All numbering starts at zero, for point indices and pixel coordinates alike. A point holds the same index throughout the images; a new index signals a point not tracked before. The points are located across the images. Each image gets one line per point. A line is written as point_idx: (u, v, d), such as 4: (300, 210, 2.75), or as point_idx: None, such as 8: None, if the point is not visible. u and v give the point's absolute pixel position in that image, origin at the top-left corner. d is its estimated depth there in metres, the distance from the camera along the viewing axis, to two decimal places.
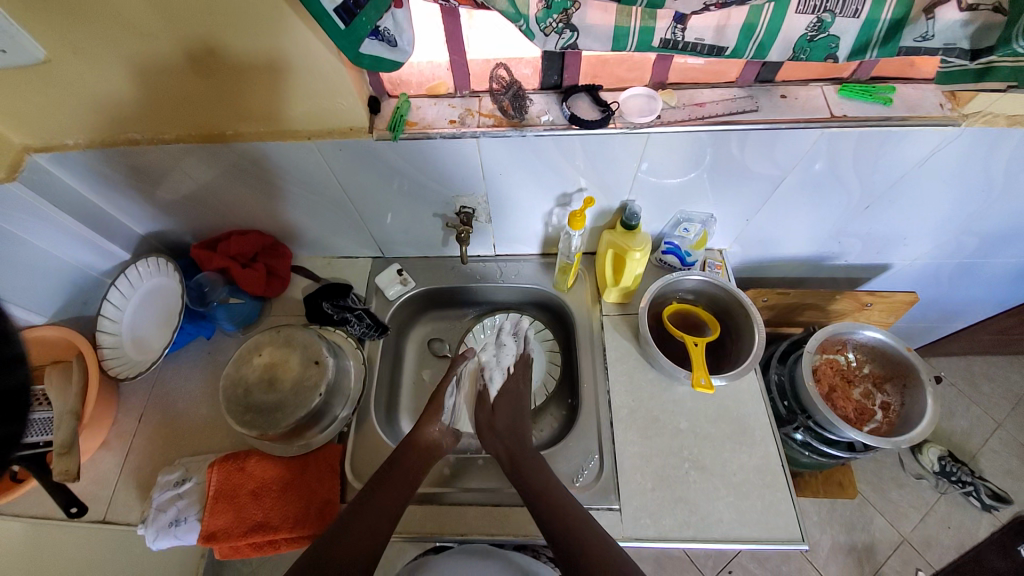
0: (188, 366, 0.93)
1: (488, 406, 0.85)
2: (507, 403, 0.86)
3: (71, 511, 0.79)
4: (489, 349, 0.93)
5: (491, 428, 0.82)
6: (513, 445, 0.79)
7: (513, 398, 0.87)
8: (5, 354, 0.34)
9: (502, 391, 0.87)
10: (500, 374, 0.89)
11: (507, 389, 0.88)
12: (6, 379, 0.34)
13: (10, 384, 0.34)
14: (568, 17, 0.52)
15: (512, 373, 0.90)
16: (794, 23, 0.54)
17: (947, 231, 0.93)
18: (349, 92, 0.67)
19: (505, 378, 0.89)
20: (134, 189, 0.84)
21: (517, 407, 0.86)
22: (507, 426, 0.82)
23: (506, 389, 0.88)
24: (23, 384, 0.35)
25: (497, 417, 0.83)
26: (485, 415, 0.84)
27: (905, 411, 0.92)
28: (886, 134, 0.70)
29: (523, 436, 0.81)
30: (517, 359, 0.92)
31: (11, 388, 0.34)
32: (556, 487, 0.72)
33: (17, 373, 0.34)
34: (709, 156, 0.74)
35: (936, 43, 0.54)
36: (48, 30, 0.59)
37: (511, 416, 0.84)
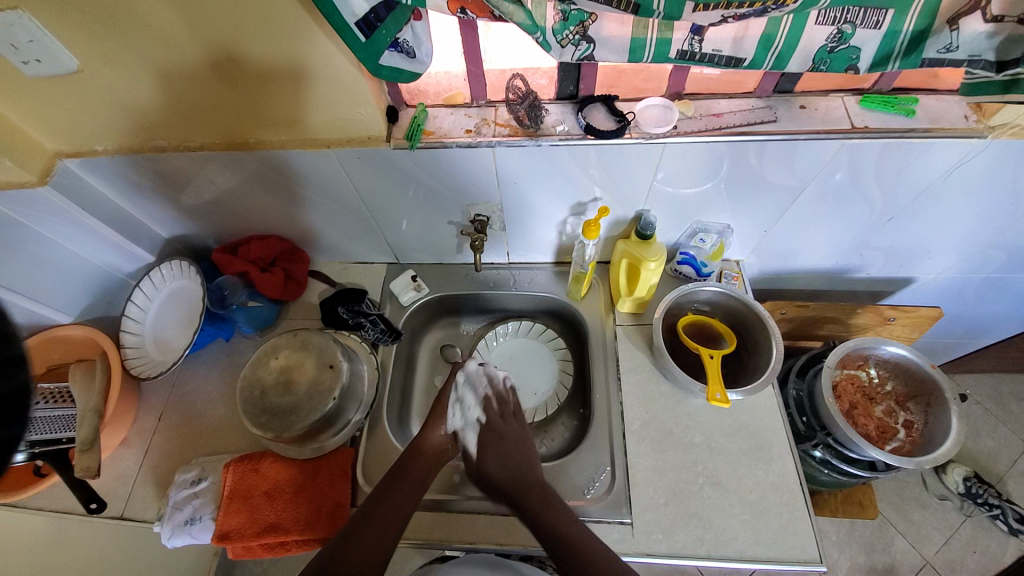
0: (207, 367, 0.96)
1: (475, 463, 0.77)
2: (489, 450, 0.77)
3: (91, 507, 0.80)
4: (458, 405, 0.82)
5: (485, 477, 0.75)
6: (508, 489, 0.73)
7: (495, 437, 0.79)
8: (5, 355, 0.37)
9: (482, 444, 0.78)
10: (474, 431, 0.79)
11: (490, 441, 0.78)
12: (6, 382, 0.36)
13: (11, 387, 0.37)
14: (584, 29, 0.52)
15: (488, 421, 0.80)
16: (813, 35, 0.53)
17: (974, 245, 0.90)
18: (367, 101, 0.69)
19: (481, 432, 0.79)
20: (160, 194, 0.87)
21: (503, 442, 0.78)
22: (500, 474, 0.74)
23: (484, 441, 0.78)
24: (23, 387, 0.37)
25: (486, 465, 0.76)
26: (473, 466, 0.77)
27: (929, 430, 0.89)
28: (910, 146, 0.68)
29: (522, 472, 0.74)
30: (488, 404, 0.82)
31: (12, 390, 0.37)
32: (561, 509, 0.70)
33: (17, 376, 0.37)
34: (725, 166, 0.73)
35: (960, 55, 0.53)
36: (83, 42, 0.62)
37: (498, 460, 0.76)
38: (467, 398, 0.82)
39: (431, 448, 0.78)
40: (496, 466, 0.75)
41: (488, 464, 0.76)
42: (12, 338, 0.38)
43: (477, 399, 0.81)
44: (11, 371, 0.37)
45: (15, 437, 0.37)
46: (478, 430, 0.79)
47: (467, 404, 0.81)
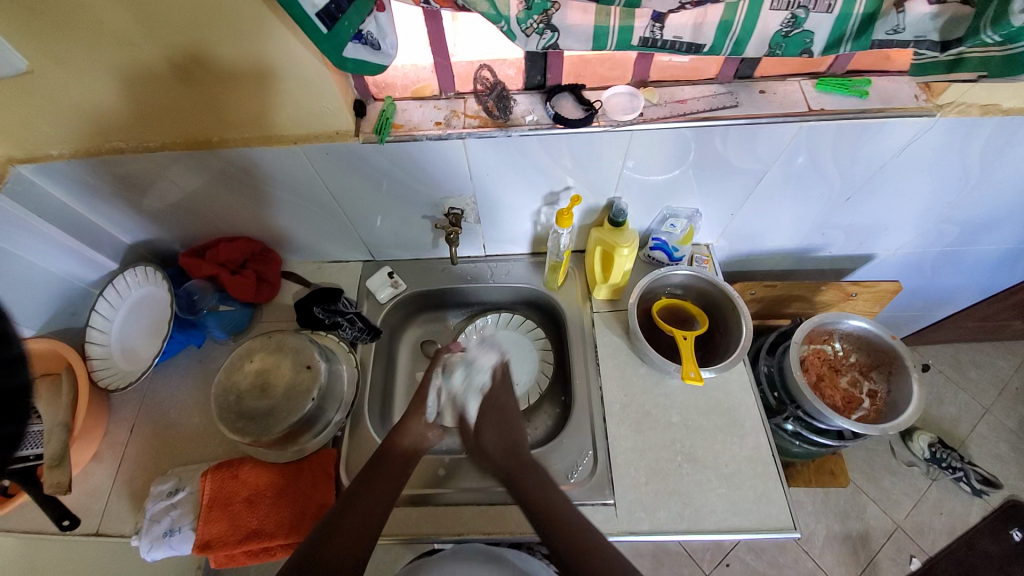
0: (179, 375, 0.93)
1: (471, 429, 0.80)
2: (492, 423, 0.79)
3: (64, 525, 0.77)
4: (459, 373, 0.85)
5: (482, 452, 0.76)
6: (502, 462, 0.74)
7: (496, 406, 0.82)
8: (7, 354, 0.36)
9: (482, 415, 0.81)
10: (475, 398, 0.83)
11: (488, 410, 0.81)
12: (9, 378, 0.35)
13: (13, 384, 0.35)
14: (548, 18, 0.53)
15: (489, 390, 0.84)
16: (768, 21, 0.55)
17: (927, 220, 0.95)
18: (334, 96, 0.68)
19: (483, 400, 0.83)
20: (120, 198, 0.84)
21: (506, 415, 0.81)
22: (495, 446, 0.76)
23: (485, 410, 0.81)
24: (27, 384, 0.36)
25: (484, 439, 0.77)
26: (470, 437, 0.79)
27: (892, 398, 0.94)
28: (864, 126, 0.71)
29: (516, 449, 0.76)
30: (494, 376, 0.85)
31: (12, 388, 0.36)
32: (543, 479, 0.70)
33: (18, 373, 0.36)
34: (690, 152, 0.75)
35: (907, 36, 0.56)
36: (29, 41, 0.59)
37: (495, 430, 0.78)
38: (463, 374, 0.85)
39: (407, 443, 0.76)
40: (489, 440, 0.77)
41: (484, 433, 0.78)
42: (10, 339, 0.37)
43: (481, 365, 0.86)
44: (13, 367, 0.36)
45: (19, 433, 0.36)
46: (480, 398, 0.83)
47: (474, 367, 0.85)
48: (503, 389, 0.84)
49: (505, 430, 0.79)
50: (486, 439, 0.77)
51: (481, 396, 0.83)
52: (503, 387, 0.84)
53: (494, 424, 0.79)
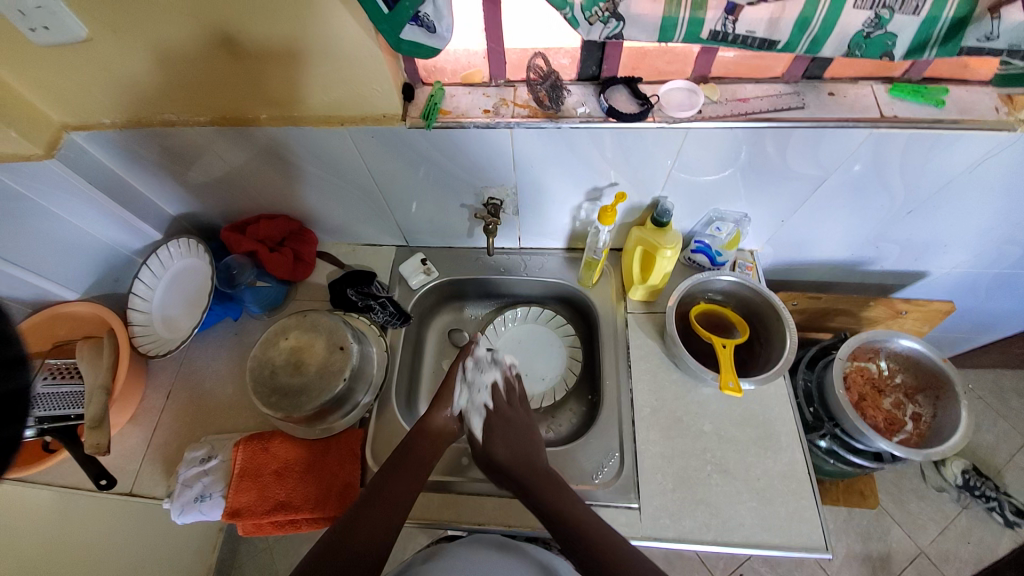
0: (215, 347, 0.95)
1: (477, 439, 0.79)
2: (501, 443, 0.77)
3: (102, 484, 0.81)
4: (462, 391, 0.83)
5: (495, 464, 0.75)
6: (520, 475, 0.73)
7: (502, 422, 0.80)
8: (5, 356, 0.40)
9: (488, 428, 0.79)
10: (479, 415, 0.81)
11: (494, 426, 0.79)
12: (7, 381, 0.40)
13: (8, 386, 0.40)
14: (614, 6, 0.50)
15: (494, 407, 0.82)
16: (851, 18, 0.51)
17: (991, 240, 0.89)
18: (384, 77, 0.67)
19: (487, 416, 0.81)
20: (167, 170, 0.86)
21: (511, 427, 0.79)
22: (509, 459, 0.75)
23: (491, 424, 0.79)
24: (22, 386, 0.40)
25: (494, 449, 0.76)
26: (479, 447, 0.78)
27: (938, 423, 0.89)
28: (937, 137, 0.67)
29: (531, 458, 0.75)
30: (495, 394, 0.83)
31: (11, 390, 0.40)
32: (562, 486, 0.71)
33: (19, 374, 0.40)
34: (745, 154, 0.72)
35: (1001, 44, 0.51)
36: (88, 9, 0.60)
37: (503, 442, 0.77)
38: (467, 386, 0.83)
39: (434, 430, 0.78)
40: (499, 452, 0.76)
41: (492, 442, 0.77)
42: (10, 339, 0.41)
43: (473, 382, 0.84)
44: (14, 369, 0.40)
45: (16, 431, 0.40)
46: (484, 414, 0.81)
47: (475, 386, 0.83)
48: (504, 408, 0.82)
49: (512, 446, 0.76)
50: (499, 451, 0.76)
51: (484, 412, 0.81)
52: (508, 401, 0.84)
53: (502, 442, 0.77)
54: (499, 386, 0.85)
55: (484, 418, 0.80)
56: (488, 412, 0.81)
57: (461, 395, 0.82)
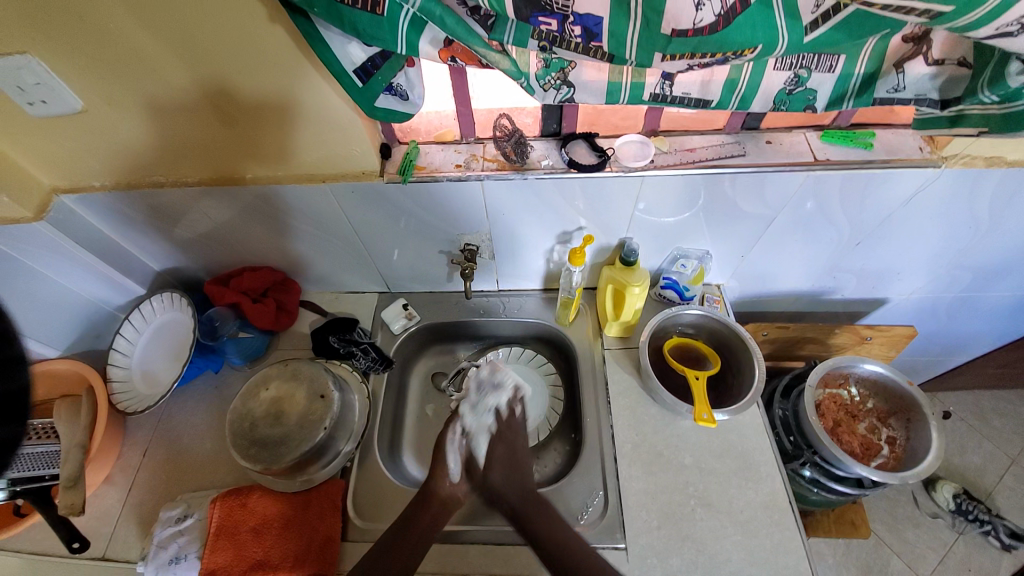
0: (196, 401, 0.95)
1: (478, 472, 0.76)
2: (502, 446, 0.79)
3: (73, 547, 0.78)
4: (469, 411, 0.80)
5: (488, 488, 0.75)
6: (515, 499, 0.74)
7: (506, 448, 0.79)
8: (6, 355, 0.44)
9: (492, 456, 0.78)
10: (484, 438, 0.78)
11: (497, 454, 0.78)
12: (9, 381, 0.43)
13: (11, 387, 0.43)
14: (564, 75, 0.57)
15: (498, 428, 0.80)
16: (772, 79, 0.58)
17: (940, 266, 0.95)
18: (362, 138, 0.72)
19: (492, 440, 0.79)
20: (154, 228, 0.89)
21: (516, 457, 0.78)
22: (510, 487, 0.75)
23: (495, 447, 0.78)
24: (23, 386, 0.44)
25: (491, 476, 0.76)
26: (478, 478, 0.76)
27: (911, 445, 0.91)
28: (869, 176, 0.73)
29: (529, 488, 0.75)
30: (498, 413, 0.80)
31: (14, 389, 0.44)
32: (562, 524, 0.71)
33: (17, 374, 0.44)
34: (701, 197, 0.78)
35: (909, 93, 0.59)
36: (88, 84, 0.65)
37: (505, 471, 0.77)
38: (471, 405, 0.80)
39: (440, 499, 0.75)
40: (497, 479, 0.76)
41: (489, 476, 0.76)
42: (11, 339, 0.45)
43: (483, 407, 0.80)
44: (13, 369, 0.44)
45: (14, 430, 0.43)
46: (489, 437, 0.79)
47: (478, 403, 0.80)
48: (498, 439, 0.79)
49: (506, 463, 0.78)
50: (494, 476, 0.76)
51: (489, 436, 0.79)
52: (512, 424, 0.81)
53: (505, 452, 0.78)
54: (500, 412, 0.81)
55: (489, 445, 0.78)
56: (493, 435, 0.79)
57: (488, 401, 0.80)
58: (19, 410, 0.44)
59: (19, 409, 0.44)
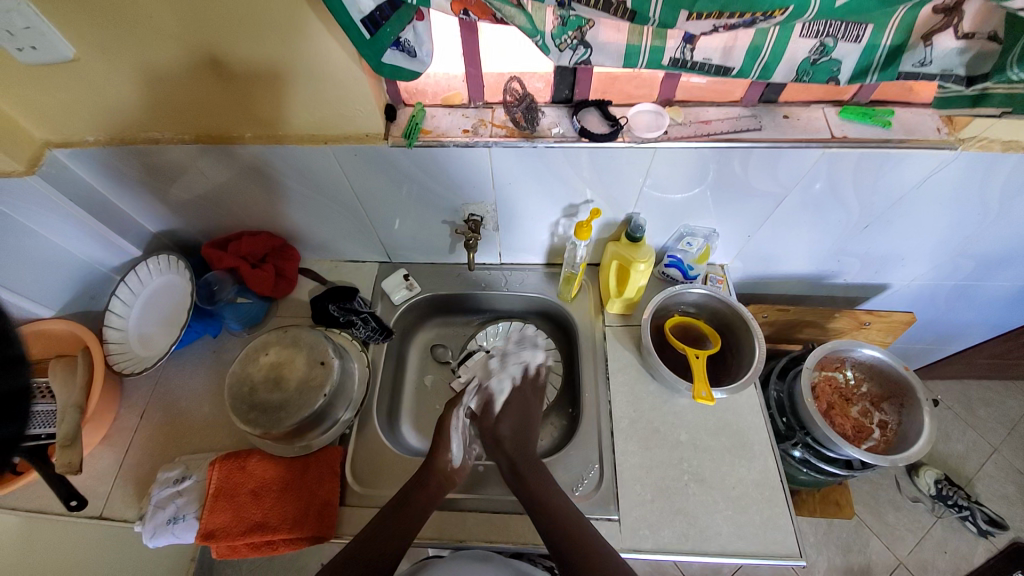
0: (193, 364, 0.94)
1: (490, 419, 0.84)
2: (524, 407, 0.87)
3: (72, 505, 0.78)
4: (501, 363, 0.91)
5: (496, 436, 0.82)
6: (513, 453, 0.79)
7: (521, 400, 0.87)
8: (6, 355, 0.37)
9: (507, 404, 0.87)
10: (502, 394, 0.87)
11: (513, 403, 0.87)
12: (10, 379, 0.37)
13: (14, 386, 0.38)
14: (581, 35, 0.54)
15: (522, 380, 0.89)
16: (797, 47, 0.56)
17: (945, 253, 0.95)
18: (367, 98, 0.70)
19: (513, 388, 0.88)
20: (149, 187, 0.86)
21: (524, 412, 0.86)
22: (510, 436, 0.82)
23: (514, 398, 0.87)
24: (23, 386, 0.38)
25: (501, 427, 0.83)
26: (490, 421, 0.84)
27: (903, 430, 0.92)
28: (885, 155, 0.72)
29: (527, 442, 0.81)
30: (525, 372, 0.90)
31: (13, 389, 0.38)
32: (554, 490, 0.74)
33: (19, 374, 0.38)
34: (712, 173, 0.76)
35: (934, 69, 0.57)
36: (79, 31, 0.61)
37: (512, 425, 0.84)
38: (500, 364, 0.91)
39: (433, 475, 0.76)
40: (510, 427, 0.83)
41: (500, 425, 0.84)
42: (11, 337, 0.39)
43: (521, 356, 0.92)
44: (13, 369, 0.38)
45: (17, 434, 0.39)
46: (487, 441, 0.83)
47: (508, 360, 0.92)
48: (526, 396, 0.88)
49: (519, 420, 0.84)
50: (501, 427, 0.83)
51: (511, 386, 0.89)
52: (531, 386, 0.90)
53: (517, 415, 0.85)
54: (528, 370, 0.91)
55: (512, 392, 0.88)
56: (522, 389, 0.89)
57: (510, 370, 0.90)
58: (19, 410, 0.38)
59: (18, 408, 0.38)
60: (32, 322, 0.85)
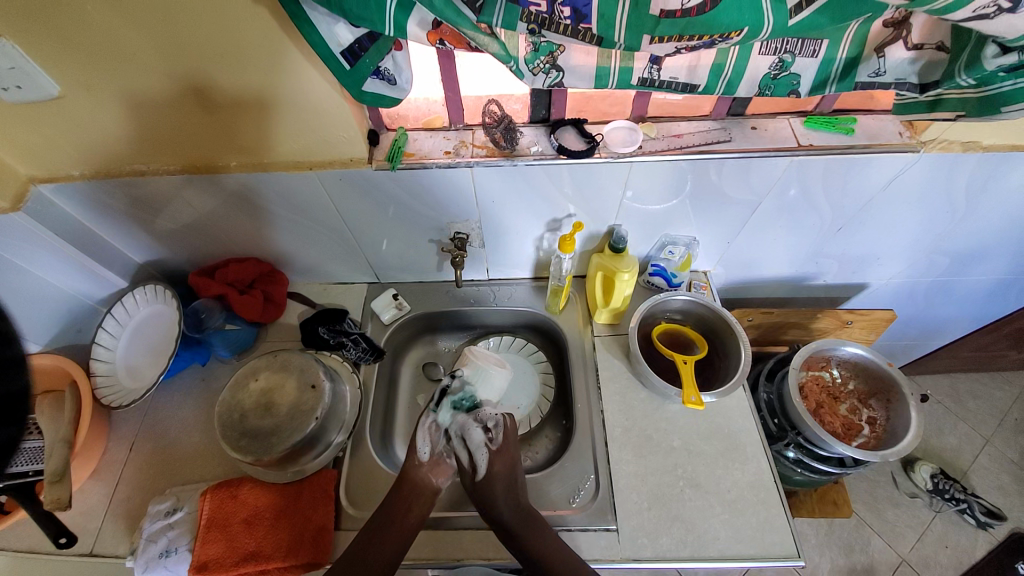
0: (182, 394, 0.93)
1: (472, 473, 0.78)
2: (501, 461, 0.79)
3: (61, 542, 0.77)
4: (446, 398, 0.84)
5: (490, 507, 0.73)
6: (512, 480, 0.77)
7: (505, 464, 0.79)
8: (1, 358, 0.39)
9: (492, 472, 0.77)
10: (483, 452, 0.79)
11: (499, 474, 0.77)
12: (9, 382, 0.37)
13: (11, 388, 0.37)
14: (553, 59, 0.57)
15: (496, 447, 0.80)
16: (758, 63, 0.59)
17: (918, 251, 0.98)
18: (350, 124, 0.71)
19: (491, 456, 0.79)
20: (135, 219, 0.87)
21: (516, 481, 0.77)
22: (506, 505, 0.73)
23: (496, 471, 0.77)
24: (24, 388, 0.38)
25: (494, 493, 0.75)
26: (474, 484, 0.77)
27: (891, 425, 0.94)
28: (852, 160, 0.75)
29: (524, 503, 0.74)
30: (496, 432, 0.82)
31: (12, 391, 0.37)
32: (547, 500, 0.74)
33: (18, 376, 0.37)
34: (688, 183, 0.79)
35: (889, 78, 0.60)
36: (64, 70, 0.63)
37: (505, 494, 0.75)
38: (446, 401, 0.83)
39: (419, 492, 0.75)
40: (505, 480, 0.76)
41: (487, 488, 0.75)
42: (10, 339, 0.38)
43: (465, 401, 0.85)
44: (13, 370, 0.37)
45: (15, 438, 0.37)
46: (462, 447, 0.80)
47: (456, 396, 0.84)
48: (501, 451, 0.80)
49: (506, 478, 0.77)
50: (500, 506, 0.73)
51: (484, 453, 0.79)
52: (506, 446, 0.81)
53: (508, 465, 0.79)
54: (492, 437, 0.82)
55: (490, 461, 0.78)
56: (494, 452, 0.80)
57: (477, 434, 0.80)
58: (20, 413, 0.37)
59: (19, 410, 0.37)
60: None
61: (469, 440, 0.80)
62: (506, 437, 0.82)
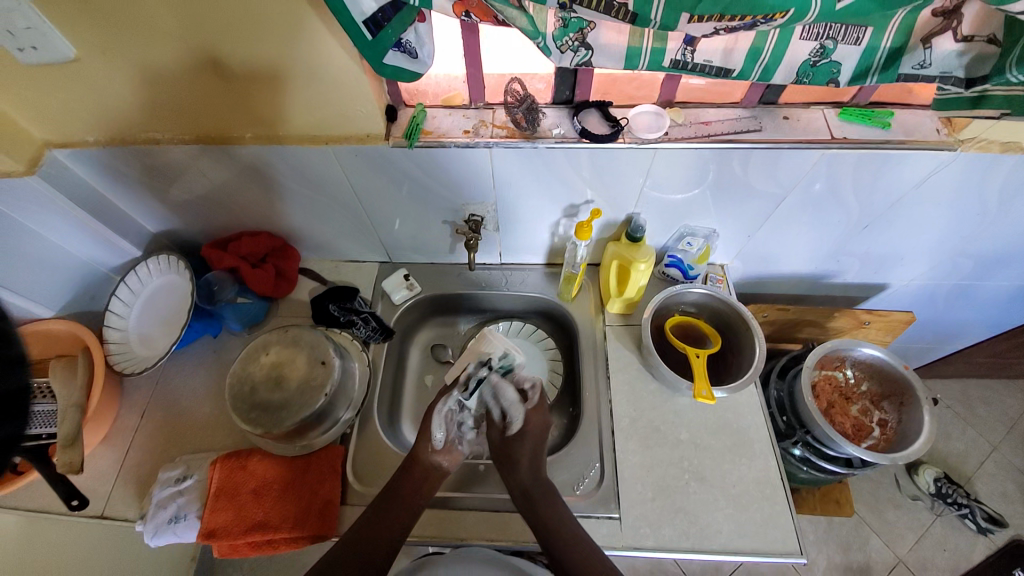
0: (194, 365, 0.94)
1: (503, 430, 0.77)
2: (535, 419, 0.78)
3: (73, 504, 0.78)
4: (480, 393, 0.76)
5: (512, 464, 0.75)
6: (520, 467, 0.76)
7: (538, 423, 0.78)
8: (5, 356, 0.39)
9: (525, 428, 0.77)
10: (518, 411, 0.76)
11: (530, 430, 0.77)
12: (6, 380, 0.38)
13: (10, 385, 0.39)
14: (583, 36, 0.55)
15: (532, 409, 0.78)
16: (799, 49, 0.56)
17: (944, 253, 0.95)
18: (369, 99, 0.70)
19: (527, 414, 0.77)
20: (149, 188, 0.86)
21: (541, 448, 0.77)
22: (527, 467, 0.75)
23: (527, 429, 0.77)
24: (22, 385, 0.39)
25: (519, 453, 0.76)
26: (502, 440, 0.77)
27: (902, 428, 0.93)
28: (886, 156, 0.72)
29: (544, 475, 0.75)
30: (528, 393, 0.78)
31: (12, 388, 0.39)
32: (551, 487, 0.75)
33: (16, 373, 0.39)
34: (712, 173, 0.76)
35: (934, 71, 0.57)
36: (79, 32, 0.61)
37: (531, 456, 0.76)
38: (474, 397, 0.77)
39: (424, 470, 0.75)
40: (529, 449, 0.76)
41: (516, 445, 0.76)
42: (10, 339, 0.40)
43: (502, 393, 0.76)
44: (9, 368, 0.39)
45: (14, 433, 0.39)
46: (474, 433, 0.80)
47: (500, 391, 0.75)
48: (536, 408, 0.79)
49: (535, 438, 0.78)
50: (523, 471, 0.74)
51: (522, 412, 0.76)
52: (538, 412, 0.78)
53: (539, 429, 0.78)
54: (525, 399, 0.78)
55: (525, 419, 0.76)
56: (529, 410, 0.77)
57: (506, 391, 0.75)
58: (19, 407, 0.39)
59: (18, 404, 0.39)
60: (30, 323, 0.85)
61: (500, 399, 0.76)
62: (538, 399, 0.79)
